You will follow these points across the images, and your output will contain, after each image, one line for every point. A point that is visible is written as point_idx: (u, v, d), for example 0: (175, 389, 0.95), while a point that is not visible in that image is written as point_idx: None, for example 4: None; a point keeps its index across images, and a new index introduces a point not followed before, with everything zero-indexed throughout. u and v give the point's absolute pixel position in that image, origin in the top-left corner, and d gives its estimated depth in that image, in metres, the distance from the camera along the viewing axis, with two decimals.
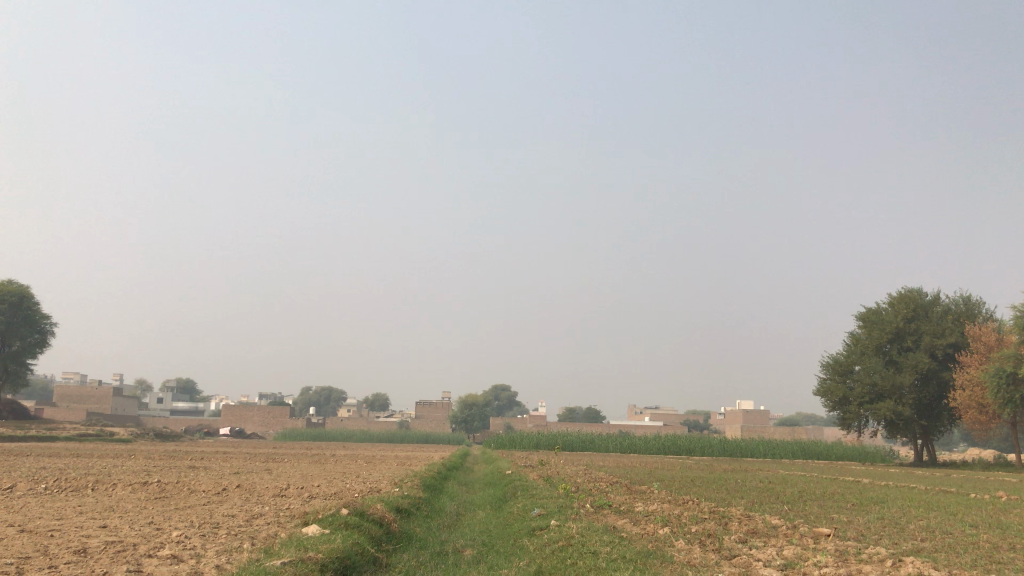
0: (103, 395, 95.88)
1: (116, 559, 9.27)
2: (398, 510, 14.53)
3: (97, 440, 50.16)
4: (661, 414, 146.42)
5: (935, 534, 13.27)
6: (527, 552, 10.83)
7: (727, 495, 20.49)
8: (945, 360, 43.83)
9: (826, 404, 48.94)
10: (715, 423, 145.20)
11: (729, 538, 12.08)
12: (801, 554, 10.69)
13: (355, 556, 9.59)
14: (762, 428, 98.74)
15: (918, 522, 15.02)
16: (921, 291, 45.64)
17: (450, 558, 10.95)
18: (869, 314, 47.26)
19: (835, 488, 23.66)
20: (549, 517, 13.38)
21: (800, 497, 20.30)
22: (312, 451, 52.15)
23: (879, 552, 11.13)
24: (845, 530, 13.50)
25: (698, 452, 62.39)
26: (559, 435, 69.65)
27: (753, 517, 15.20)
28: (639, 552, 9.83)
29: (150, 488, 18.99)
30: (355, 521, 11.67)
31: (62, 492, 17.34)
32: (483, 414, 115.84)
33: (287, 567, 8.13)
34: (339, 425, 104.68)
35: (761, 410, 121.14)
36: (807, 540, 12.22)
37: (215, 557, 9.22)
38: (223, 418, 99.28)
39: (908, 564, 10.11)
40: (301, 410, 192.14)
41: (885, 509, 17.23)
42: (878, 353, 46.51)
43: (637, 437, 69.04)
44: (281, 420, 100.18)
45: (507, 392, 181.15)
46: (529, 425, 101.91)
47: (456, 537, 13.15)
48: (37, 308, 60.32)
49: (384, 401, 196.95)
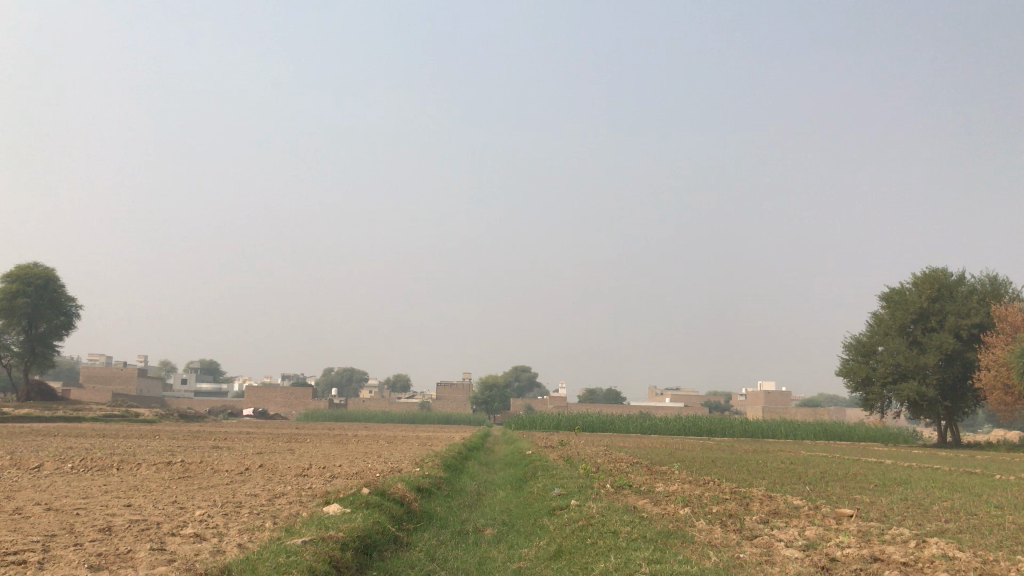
0: (128, 376, 97.06)
1: (140, 538, 9.36)
2: (419, 489, 14.62)
3: (122, 421, 50.71)
4: (681, 395, 146.31)
5: (958, 516, 13.15)
6: (548, 531, 10.82)
7: (748, 476, 20.44)
8: (970, 340, 43.34)
9: (848, 384, 48.58)
10: (738, 403, 144.73)
11: (750, 518, 12.03)
12: (823, 535, 10.61)
13: (376, 535, 9.63)
14: (784, 410, 98.48)
15: (942, 503, 14.90)
16: (946, 271, 45.12)
17: (471, 538, 10.97)
18: (892, 294, 46.77)
19: (857, 469, 23.53)
20: (569, 497, 13.37)
21: (822, 478, 20.25)
22: (334, 432, 52.42)
23: (902, 533, 11.02)
24: (867, 511, 13.39)
25: (718, 434, 62.22)
26: (580, 416, 69.73)
27: (774, 497, 15.14)
28: (659, 533, 9.79)
29: (174, 468, 19.18)
30: (375, 500, 11.72)
31: (88, 472, 17.52)
32: (503, 395, 116.10)
33: (307, 545, 8.14)
34: (360, 406, 105.40)
35: (783, 392, 120.68)
36: (829, 521, 12.14)
37: (237, 536, 9.26)
38: (246, 399, 100.26)
39: (932, 545, 10.01)
40: (322, 391, 193.59)
41: (908, 490, 17.13)
42: (902, 333, 46.05)
43: (658, 418, 68.93)
44: (303, 400, 101.09)
45: (527, 373, 181.44)
46: (550, 406, 102.18)
47: (477, 516, 13.19)
48: (63, 290, 60.96)
49: (406, 383, 198.37)
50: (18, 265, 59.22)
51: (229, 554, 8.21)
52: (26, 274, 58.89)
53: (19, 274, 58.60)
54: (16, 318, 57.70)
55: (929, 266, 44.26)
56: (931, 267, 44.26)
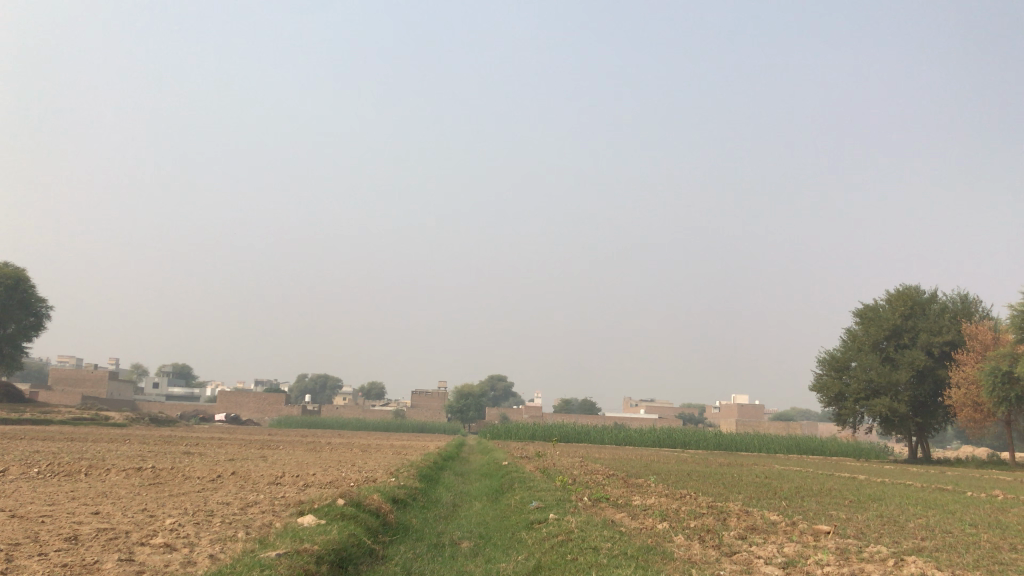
0: (98, 379, 95.70)
1: (108, 547, 9.09)
2: (395, 500, 14.44)
3: (92, 425, 49.92)
4: (655, 407, 147.17)
5: (934, 534, 13.16)
6: (526, 545, 10.69)
7: (724, 490, 20.42)
8: (941, 357, 43.79)
9: (821, 399, 48.88)
10: (711, 416, 145.47)
11: (728, 534, 11.97)
12: (802, 552, 10.58)
13: (352, 547, 9.45)
14: (757, 422, 99.23)
15: (917, 521, 14.92)
16: (919, 288, 45.61)
17: (447, 551, 10.84)
18: (866, 311, 47.17)
19: (832, 484, 23.60)
20: (547, 510, 13.24)
21: (797, 493, 20.25)
22: (307, 439, 51.94)
23: (880, 551, 11.00)
24: (844, 528, 13.37)
25: (693, 446, 62.40)
26: (556, 427, 69.58)
27: (751, 512, 15.12)
28: (640, 549, 9.69)
29: (144, 474, 18.88)
30: (352, 511, 11.51)
31: (55, 477, 17.20)
32: (478, 404, 115.34)
33: (282, 559, 7.94)
34: (333, 413, 104.60)
35: (757, 405, 121.61)
36: (806, 537, 12.12)
37: (209, 547, 9.06)
38: (218, 405, 99.14)
39: (910, 564, 9.98)
40: (295, 398, 191.90)
41: (883, 507, 17.15)
42: (875, 350, 46.44)
43: (632, 430, 69.06)
44: (275, 406, 100.11)
45: (502, 383, 181.37)
46: (525, 415, 102.17)
47: (453, 528, 13.06)
48: (33, 291, 59.96)
49: (380, 391, 197.58)
50: None
51: (200, 566, 8.01)
52: None
53: None
54: None
55: (902, 284, 44.71)
56: (904, 284, 44.70)
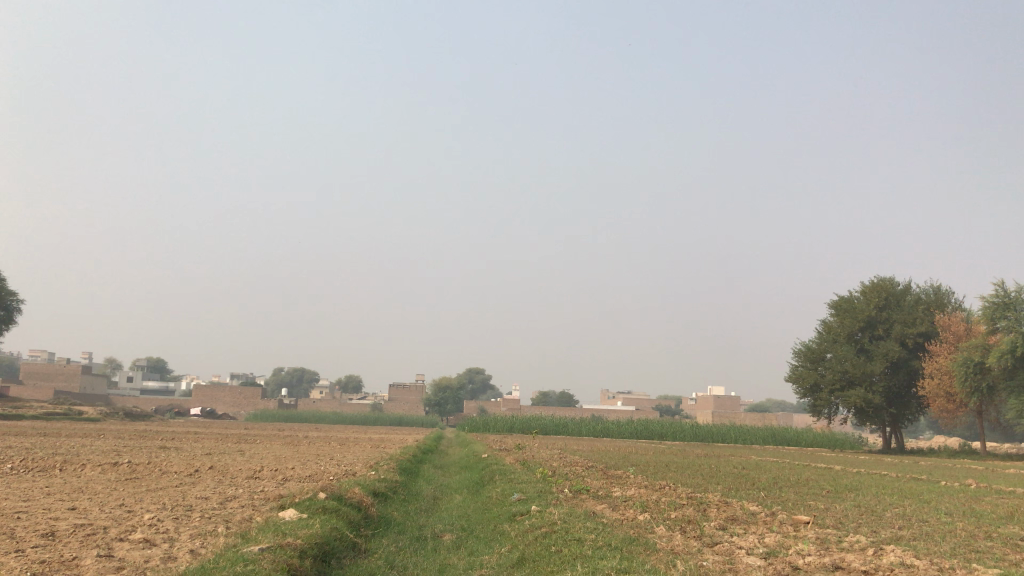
0: (71, 373, 94.66)
1: (85, 543, 8.97)
2: (375, 493, 14.40)
3: (66, 420, 49.34)
4: (633, 398, 148.07)
5: (911, 523, 13.31)
6: (508, 538, 10.68)
7: (703, 480, 20.50)
8: (915, 349, 44.34)
9: (797, 390, 49.29)
10: (688, 406, 146.45)
11: (709, 525, 12.04)
12: (782, 543, 10.64)
13: (335, 541, 9.42)
14: (734, 414, 100.35)
15: (894, 510, 15.05)
16: (893, 280, 46.14)
17: (430, 544, 10.80)
18: (842, 302, 47.63)
19: (809, 474, 23.81)
20: (529, 502, 13.22)
21: (775, 483, 20.42)
22: (285, 433, 51.66)
23: (859, 540, 11.11)
24: (823, 518, 13.48)
25: (670, 437, 62.79)
26: (535, 419, 69.74)
27: (730, 503, 15.22)
28: (623, 540, 9.73)
29: (121, 468, 18.66)
30: (333, 505, 11.45)
31: (29, 472, 16.97)
32: (457, 398, 116.06)
33: (265, 554, 7.87)
34: (311, 407, 104.09)
35: (733, 396, 122.50)
36: (786, 528, 12.21)
37: (189, 542, 8.97)
38: (194, 398, 98.32)
39: (890, 553, 10.08)
40: (272, 391, 190.98)
41: (860, 497, 17.32)
42: (850, 341, 46.91)
43: (610, 422, 69.31)
44: (252, 400, 99.51)
45: (480, 375, 181.31)
46: (503, 408, 102.51)
47: (434, 521, 13.03)
48: (3, 285, 59.14)
49: (358, 385, 197.00)
50: None
51: (181, 561, 7.92)
52: None
53: None
54: None
55: (877, 275, 45.19)
56: (879, 276, 45.18)
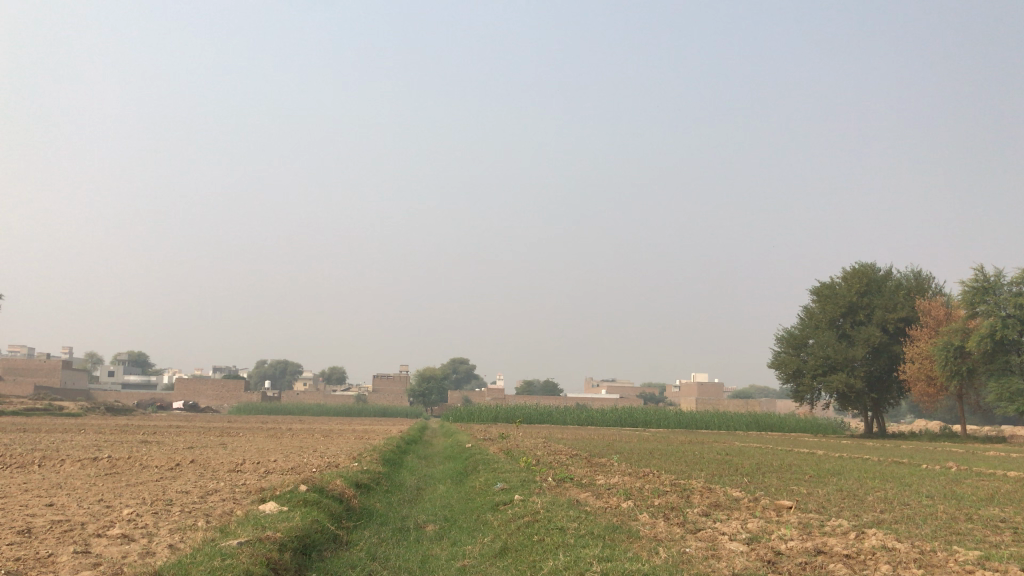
0: (52, 368, 93.84)
1: (63, 539, 8.86)
2: (358, 485, 14.31)
3: (46, 415, 48.97)
4: (618, 387, 148.35)
5: (894, 506, 13.35)
6: (491, 527, 10.63)
7: (687, 467, 20.54)
8: (896, 334, 44.62)
9: (779, 376, 49.54)
10: (671, 394, 147.02)
11: (692, 511, 12.06)
12: (765, 528, 10.65)
13: (315, 534, 9.31)
14: (717, 401, 100.77)
15: (876, 494, 15.15)
16: (874, 266, 46.41)
17: (413, 535, 10.73)
18: (823, 289, 47.90)
19: (791, 459, 23.93)
20: (511, 491, 13.18)
21: (757, 469, 20.54)
22: (267, 426, 51.52)
23: (842, 524, 11.12)
24: (806, 503, 13.53)
25: (654, 425, 63.04)
26: (519, 408, 69.83)
27: (713, 489, 15.27)
28: (606, 528, 9.67)
29: (101, 464, 18.47)
30: (313, 498, 11.33)
31: (9, 469, 16.74)
32: (441, 388, 115.95)
33: (243, 548, 7.77)
34: (294, 399, 103.71)
35: (716, 383, 123.33)
36: (770, 513, 12.24)
37: (168, 536, 8.86)
38: (177, 392, 97.70)
39: (872, 537, 10.08)
40: (256, 384, 190.32)
41: (842, 480, 17.47)
42: (832, 327, 47.22)
43: (594, 410, 69.51)
44: (235, 394, 98.99)
45: (464, 365, 181.35)
46: (487, 398, 102.74)
47: (417, 512, 12.96)
48: None
49: (342, 376, 196.60)
50: None
51: (160, 557, 7.82)
52: None
53: None
54: None
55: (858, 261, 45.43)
56: (860, 262, 45.42)
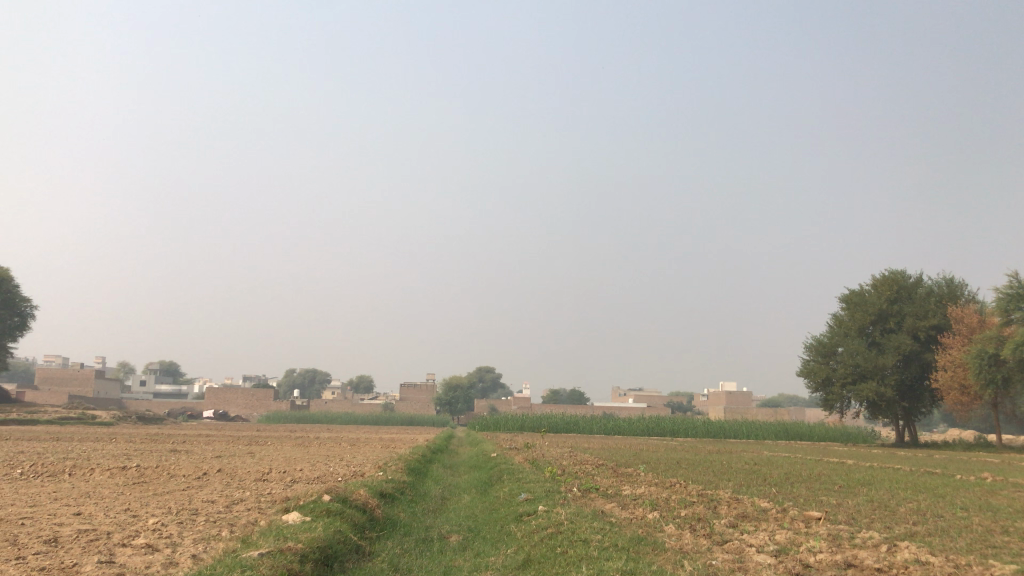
0: (84, 378, 95.16)
1: (87, 550, 8.90)
2: (382, 495, 14.26)
3: (79, 424, 49.64)
4: (645, 395, 147.39)
5: (926, 518, 13.08)
6: (515, 539, 10.56)
7: (715, 477, 20.30)
8: (928, 342, 43.93)
9: (808, 385, 48.98)
10: (700, 403, 145.92)
11: (719, 522, 11.88)
12: (794, 540, 10.45)
13: (337, 544, 9.29)
14: (746, 409, 99.86)
15: (908, 505, 14.87)
16: (905, 273, 45.75)
17: (436, 546, 10.68)
18: (852, 296, 47.30)
19: (821, 469, 23.59)
20: (536, 502, 13.08)
21: (787, 479, 20.29)
22: (295, 434, 51.88)
23: (873, 536, 10.90)
24: (836, 514, 13.30)
25: (681, 434, 62.59)
26: (546, 417, 69.65)
27: (741, 500, 15.05)
28: (631, 540, 9.55)
29: (129, 473, 18.61)
30: (337, 508, 11.32)
31: (38, 478, 16.89)
32: (467, 396, 115.96)
33: (264, 559, 7.76)
34: (322, 408, 104.14)
35: (745, 391, 122.05)
36: (798, 524, 12.05)
37: (192, 546, 8.89)
38: (207, 401, 98.66)
39: (904, 549, 9.87)
40: (284, 393, 191.68)
41: (873, 491, 17.17)
42: (861, 335, 46.62)
43: (621, 419, 69.21)
44: (264, 403, 99.75)
45: (491, 374, 181.26)
46: (514, 407, 102.75)
47: (441, 522, 12.90)
48: (17, 291, 60.11)
49: (370, 385, 197.52)
50: None
51: (181, 568, 7.83)
52: None
53: None
54: None
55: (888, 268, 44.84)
56: (890, 268, 44.83)
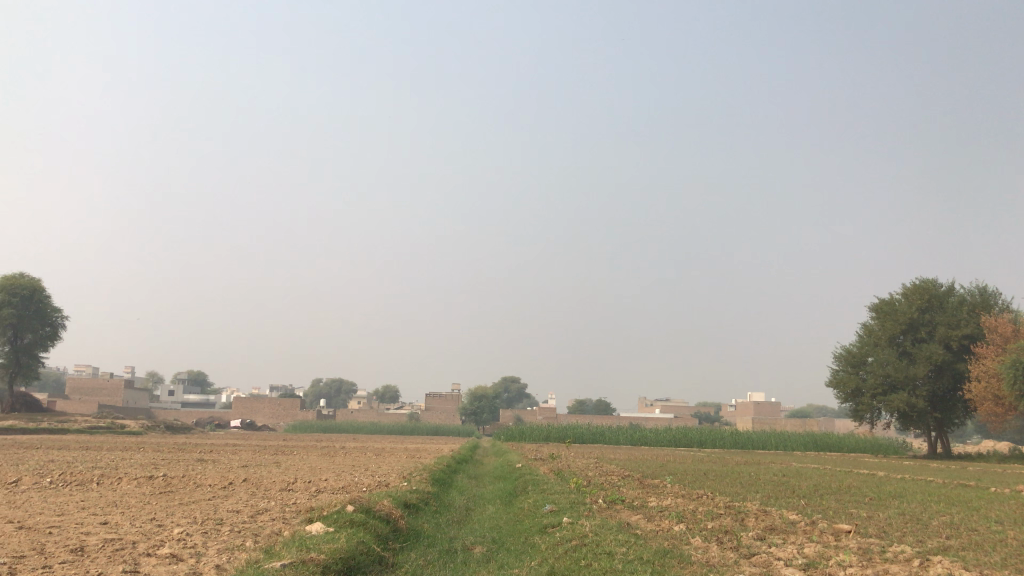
0: (115, 388, 96.28)
1: (113, 559, 8.94)
2: (406, 505, 14.21)
3: (109, 433, 50.21)
4: (672, 406, 146.36)
5: (959, 532, 12.81)
6: (538, 551, 10.47)
7: (742, 489, 20.04)
8: (960, 351, 43.20)
9: (838, 395, 48.41)
10: (727, 413, 144.61)
11: (747, 535, 11.71)
12: (822, 553, 10.26)
13: (360, 555, 9.25)
14: (774, 420, 98.90)
15: (941, 518, 14.58)
16: (936, 281, 45.06)
17: (459, 557, 10.62)
18: (882, 305, 46.65)
19: (851, 481, 23.24)
20: (561, 514, 12.97)
21: (816, 491, 19.99)
22: (322, 444, 52.06)
23: (904, 550, 10.68)
24: (866, 527, 13.05)
25: (709, 445, 62.11)
26: (571, 427, 69.45)
27: (769, 512, 14.85)
28: (656, 553, 9.41)
29: (157, 482, 18.75)
30: (361, 518, 11.29)
31: (67, 487, 17.04)
32: (493, 406, 115.68)
33: (286, 570, 7.73)
34: (349, 417, 104.40)
35: (773, 402, 120.81)
36: (828, 537, 11.84)
37: (216, 556, 8.90)
38: (234, 411, 99.42)
39: (936, 564, 9.65)
40: (310, 403, 192.74)
41: (905, 504, 16.85)
42: (892, 344, 45.97)
43: (648, 429, 68.76)
44: (291, 412, 100.32)
45: (516, 384, 181.00)
46: (540, 416, 102.53)
47: (465, 533, 12.84)
48: (49, 301, 61.04)
49: (395, 395, 198.15)
50: (4, 275, 59.33)
51: None
52: (13, 284, 59.12)
53: (4, 284, 58.75)
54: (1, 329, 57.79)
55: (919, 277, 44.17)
56: (921, 277, 44.16)
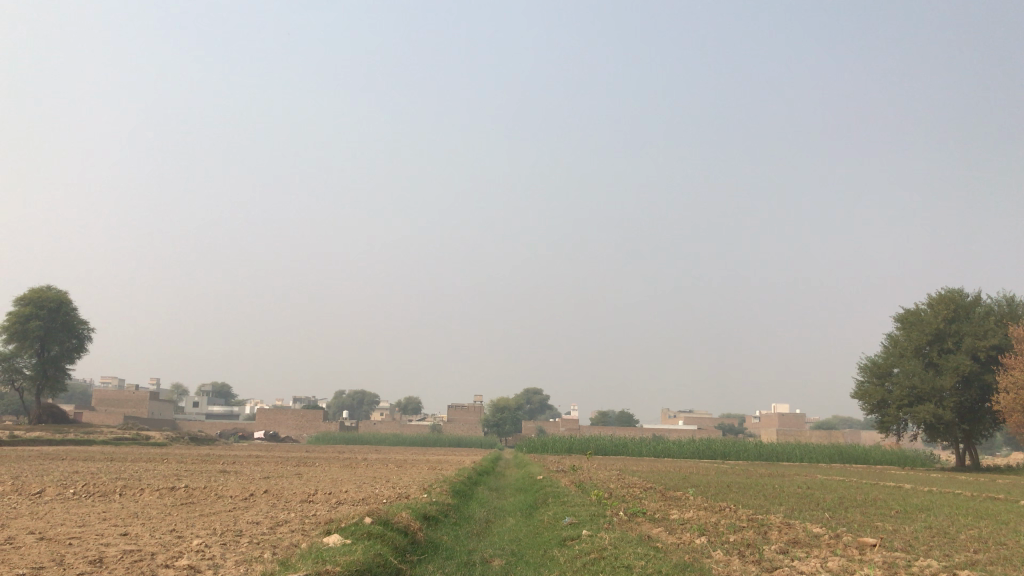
0: (140, 399, 96.93)
1: (132, 570, 8.98)
2: (425, 517, 14.15)
3: (133, 444, 50.59)
4: (696, 417, 145.19)
5: (988, 546, 12.53)
6: (557, 564, 10.36)
7: (766, 502, 19.80)
8: (988, 363, 42.54)
9: (864, 407, 47.79)
10: (751, 426, 143.25)
11: (769, 548, 11.54)
12: (846, 567, 10.09)
13: (376, 566, 9.22)
14: (799, 432, 97.75)
15: (968, 531, 14.29)
16: (962, 291, 44.44)
17: (478, 570, 10.56)
18: (908, 315, 46.04)
19: (877, 494, 22.88)
20: (580, 526, 12.86)
21: (841, 503, 19.70)
22: (344, 455, 52.24)
23: (930, 564, 10.45)
24: (891, 541, 12.83)
25: (732, 457, 61.56)
26: (593, 439, 69.08)
27: (793, 525, 14.62)
28: (675, 566, 9.29)
29: (178, 493, 18.85)
30: (378, 530, 11.26)
31: (90, 497, 17.20)
32: (514, 418, 115.43)
33: None
34: (371, 429, 104.52)
35: (798, 414, 119.49)
36: (851, 551, 11.66)
37: (232, 569, 8.88)
38: (258, 422, 99.81)
39: None
40: (333, 415, 193.28)
41: (932, 517, 16.55)
42: (918, 355, 45.36)
43: (670, 441, 68.31)
44: (313, 423, 100.55)
45: (538, 396, 180.54)
46: (562, 428, 102.01)
47: (484, 546, 12.78)
48: (76, 314, 61.79)
49: (417, 407, 198.30)
50: (32, 288, 60.33)
51: None
52: (40, 297, 59.98)
53: (32, 297, 59.78)
54: (29, 341, 58.70)
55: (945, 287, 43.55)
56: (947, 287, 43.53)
